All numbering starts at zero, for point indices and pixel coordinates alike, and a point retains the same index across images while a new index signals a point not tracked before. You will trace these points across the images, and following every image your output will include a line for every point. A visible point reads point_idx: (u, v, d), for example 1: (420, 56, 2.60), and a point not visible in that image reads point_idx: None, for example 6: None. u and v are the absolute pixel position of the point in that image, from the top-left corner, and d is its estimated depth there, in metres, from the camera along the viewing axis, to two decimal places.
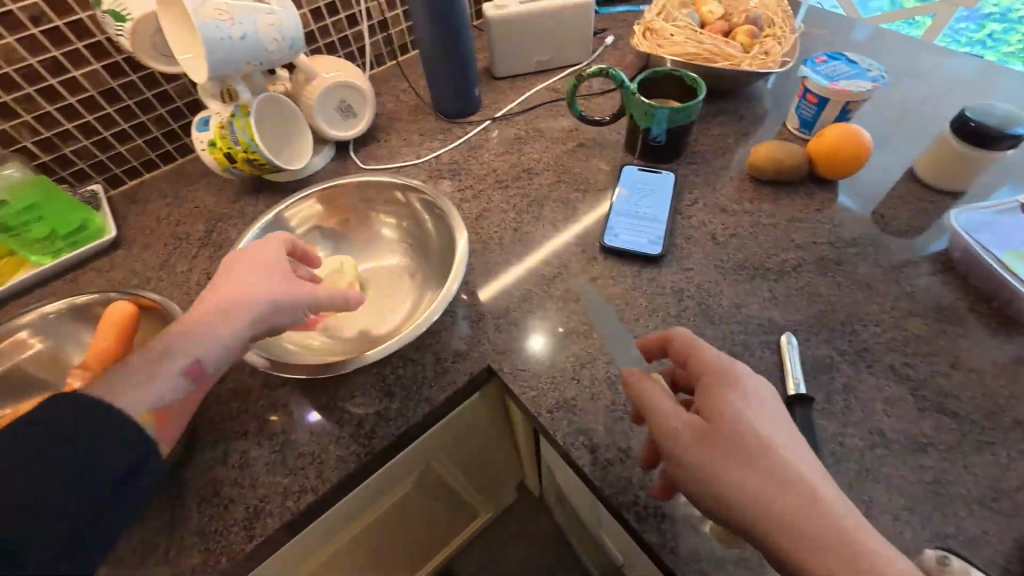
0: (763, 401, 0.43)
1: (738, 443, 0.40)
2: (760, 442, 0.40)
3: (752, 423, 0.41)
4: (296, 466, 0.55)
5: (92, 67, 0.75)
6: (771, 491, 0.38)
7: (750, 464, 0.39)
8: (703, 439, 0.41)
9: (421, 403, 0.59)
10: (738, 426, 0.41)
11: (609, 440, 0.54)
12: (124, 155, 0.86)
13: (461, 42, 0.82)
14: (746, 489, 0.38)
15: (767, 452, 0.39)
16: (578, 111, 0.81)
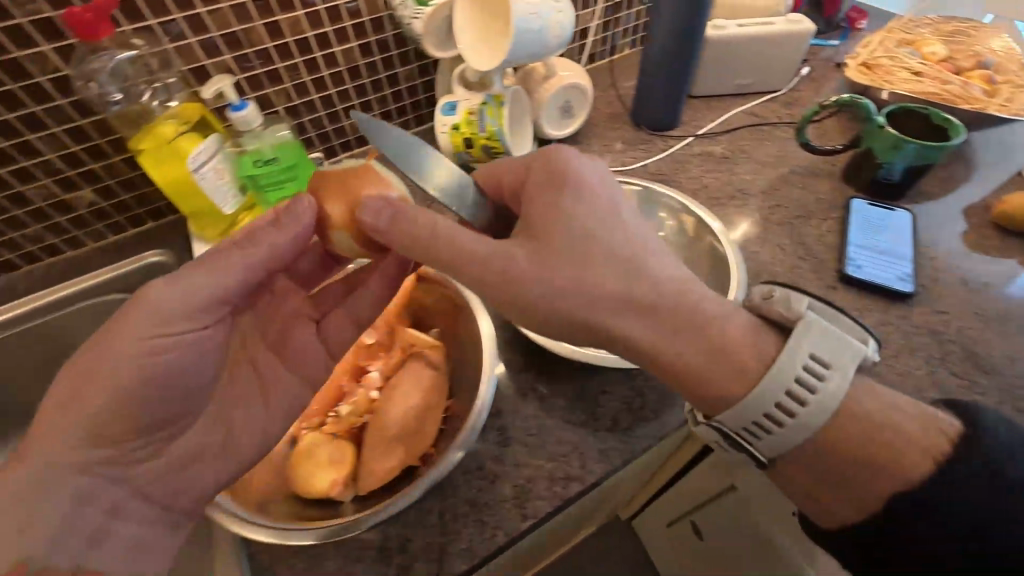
0: (598, 180, 0.53)
1: (549, 222, 0.49)
2: (562, 221, 0.49)
3: (574, 207, 0.50)
4: (557, 452, 0.55)
5: (351, 45, 0.78)
6: (626, 260, 0.49)
7: (550, 241, 0.49)
8: (548, 202, 0.51)
9: (676, 409, 0.58)
10: (565, 209, 0.50)
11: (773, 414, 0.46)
12: (345, 130, 0.88)
13: (692, 58, 0.83)
14: (555, 269, 0.48)
15: (608, 231, 0.49)
16: (806, 138, 0.81)
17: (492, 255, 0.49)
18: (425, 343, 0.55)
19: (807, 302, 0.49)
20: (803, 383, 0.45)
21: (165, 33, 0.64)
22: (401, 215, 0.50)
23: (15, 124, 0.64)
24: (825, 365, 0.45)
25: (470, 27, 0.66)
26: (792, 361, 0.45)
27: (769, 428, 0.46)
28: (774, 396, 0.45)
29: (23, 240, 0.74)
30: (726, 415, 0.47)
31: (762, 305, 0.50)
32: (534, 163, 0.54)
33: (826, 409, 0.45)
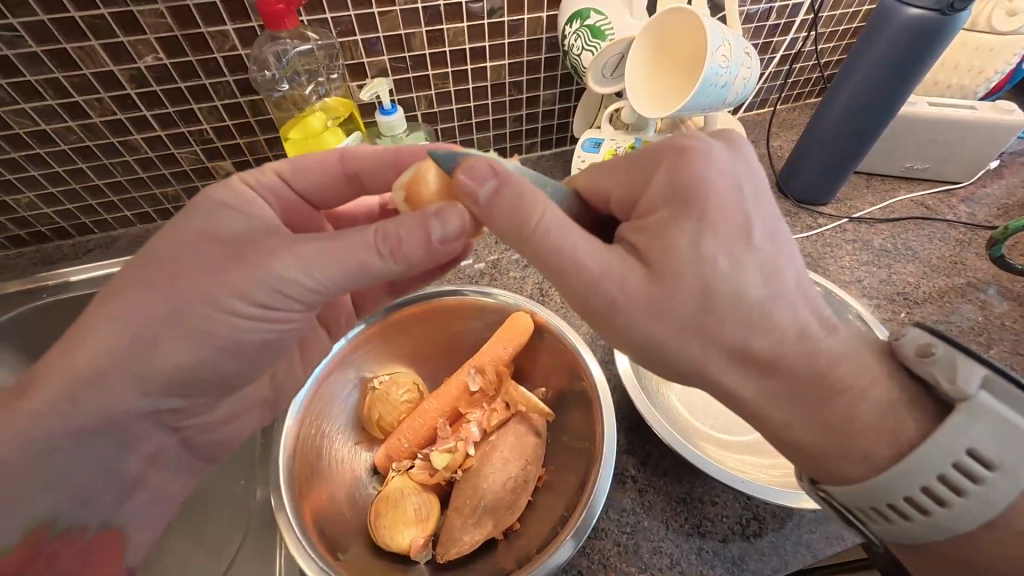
0: (735, 182, 0.34)
1: (661, 237, 0.33)
2: (690, 248, 0.32)
3: (712, 234, 0.32)
4: (653, 563, 0.49)
5: (502, 62, 0.73)
6: (756, 304, 0.32)
7: (669, 270, 0.32)
8: (671, 220, 0.33)
9: (801, 548, 0.49)
10: (700, 236, 0.32)
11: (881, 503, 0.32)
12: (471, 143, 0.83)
13: (874, 136, 0.72)
14: (663, 311, 0.32)
15: (740, 264, 0.32)
16: (998, 252, 0.70)
17: (599, 277, 0.33)
18: (531, 416, 0.52)
19: (981, 375, 0.31)
20: (931, 488, 0.30)
21: (336, 26, 0.64)
22: (510, 189, 0.34)
23: (184, 94, 0.65)
24: (986, 465, 0.30)
25: (643, 65, 0.61)
26: (938, 455, 0.30)
27: (889, 518, 0.32)
28: (909, 487, 0.31)
29: (163, 196, 0.76)
30: (834, 490, 0.34)
31: (912, 364, 0.34)
32: (661, 159, 0.35)
33: (977, 513, 0.30)
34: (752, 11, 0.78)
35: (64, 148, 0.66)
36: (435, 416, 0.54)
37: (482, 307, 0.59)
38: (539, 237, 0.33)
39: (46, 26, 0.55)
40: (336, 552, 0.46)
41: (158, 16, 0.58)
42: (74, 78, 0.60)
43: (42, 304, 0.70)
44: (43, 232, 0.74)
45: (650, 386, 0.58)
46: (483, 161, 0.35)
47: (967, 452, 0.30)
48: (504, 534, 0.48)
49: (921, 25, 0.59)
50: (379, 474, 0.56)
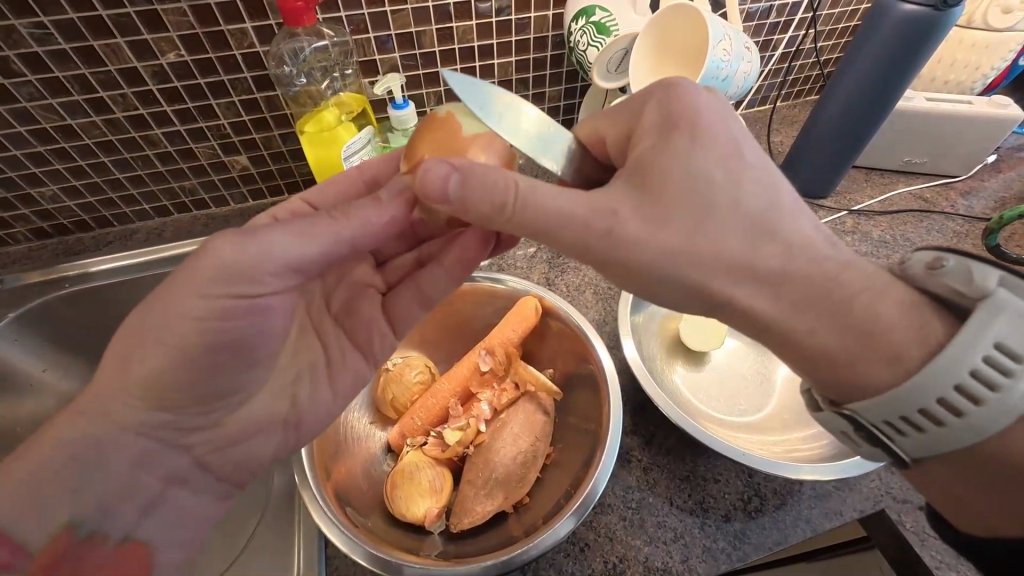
0: (717, 108, 0.37)
1: (656, 162, 0.34)
2: (682, 163, 0.34)
3: (704, 151, 0.34)
4: (658, 536, 0.50)
5: (509, 60, 0.76)
6: (752, 212, 0.34)
7: (659, 191, 0.34)
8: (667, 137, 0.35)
9: (800, 523, 0.51)
10: (692, 153, 0.34)
11: (931, 402, 0.33)
12: None
13: (874, 128, 0.73)
14: (656, 228, 0.34)
15: (735, 178, 0.34)
16: (994, 242, 0.71)
17: (591, 215, 0.34)
18: (539, 397, 0.54)
19: (996, 275, 0.33)
20: (984, 372, 0.32)
21: (349, 24, 0.66)
22: (474, 175, 0.34)
23: (204, 89, 0.68)
24: (1014, 357, 0.31)
25: (646, 60, 0.63)
26: (970, 350, 0.32)
27: (918, 427, 0.34)
28: (955, 375, 0.32)
29: (180, 190, 0.78)
30: (862, 404, 0.35)
31: (925, 279, 0.36)
32: (647, 101, 0.38)
33: (1011, 408, 0.32)
34: (752, 9, 0.81)
35: (87, 142, 0.68)
36: (447, 396, 0.57)
37: (490, 293, 0.62)
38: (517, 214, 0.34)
39: (76, 25, 0.58)
40: (355, 519, 0.48)
41: (180, 15, 0.60)
42: (99, 75, 0.63)
43: (64, 294, 0.72)
44: (64, 224, 0.77)
45: (657, 370, 0.61)
46: (438, 162, 0.34)
47: (997, 344, 0.32)
48: (514, 508, 0.50)
49: (916, 20, 0.61)
50: (393, 452, 0.58)
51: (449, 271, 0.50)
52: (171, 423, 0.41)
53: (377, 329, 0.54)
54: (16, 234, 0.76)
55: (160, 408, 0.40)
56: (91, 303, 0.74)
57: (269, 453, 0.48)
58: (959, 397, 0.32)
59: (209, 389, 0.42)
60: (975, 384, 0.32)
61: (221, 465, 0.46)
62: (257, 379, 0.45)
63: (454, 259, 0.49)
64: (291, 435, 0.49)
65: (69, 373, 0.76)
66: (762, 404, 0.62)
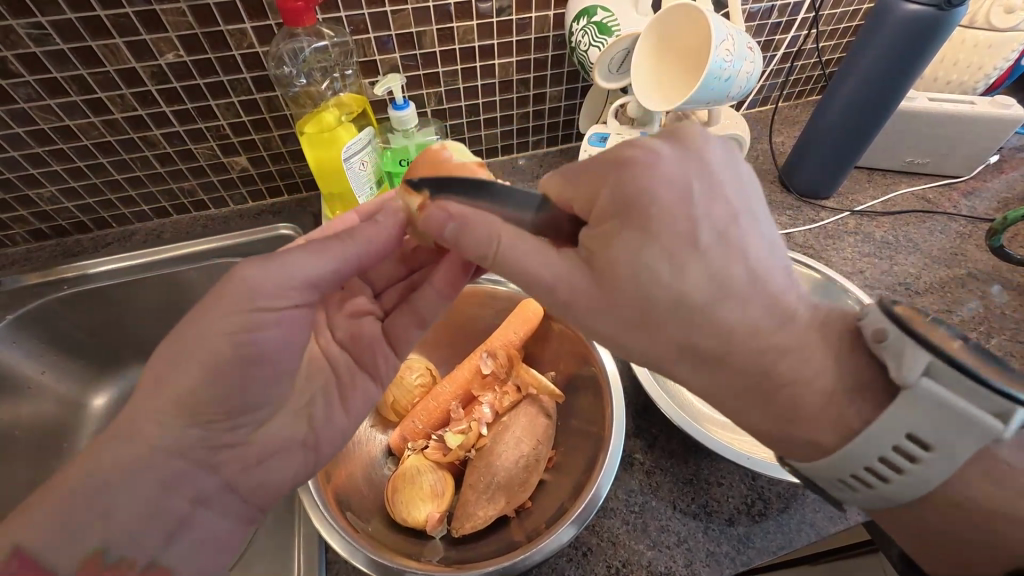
0: (682, 187, 0.33)
1: (605, 255, 0.33)
2: (630, 257, 0.33)
3: (654, 246, 0.32)
4: (661, 541, 0.50)
5: (510, 60, 0.75)
6: (699, 306, 0.33)
7: (606, 286, 0.34)
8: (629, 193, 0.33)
9: (804, 527, 0.51)
10: (641, 249, 0.32)
11: (848, 475, 0.33)
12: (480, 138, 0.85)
13: (875, 130, 0.73)
14: (604, 312, 0.35)
15: (703, 232, 0.33)
16: (998, 243, 0.71)
17: (550, 280, 0.35)
18: (541, 400, 0.53)
19: (927, 359, 0.30)
20: (889, 459, 0.31)
21: (349, 24, 0.66)
22: (468, 228, 0.37)
23: (203, 90, 0.67)
24: (924, 446, 0.30)
25: (648, 60, 0.63)
26: (878, 440, 0.31)
27: (851, 487, 0.34)
28: (865, 457, 0.32)
29: (179, 192, 0.78)
30: (802, 465, 0.35)
31: (872, 349, 0.33)
32: (606, 173, 0.34)
33: (921, 482, 0.31)
34: (754, 9, 0.80)
35: (86, 143, 0.68)
36: (448, 398, 0.56)
37: (493, 296, 0.62)
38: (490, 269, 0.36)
39: (74, 25, 0.57)
40: (356, 524, 0.48)
41: (179, 15, 0.60)
42: (98, 75, 0.62)
43: (63, 296, 0.72)
44: (63, 226, 0.77)
45: (659, 372, 0.61)
46: (440, 209, 0.38)
47: (908, 432, 0.31)
48: (515, 512, 0.50)
49: (919, 21, 0.61)
50: (394, 455, 0.58)
51: (441, 289, 0.51)
52: (204, 441, 0.41)
53: (380, 352, 0.53)
54: (14, 235, 0.75)
55: (181, 417, 0.40)
56: (91, 305, 0.74)
57: (290, 476, 0.47)
58: (876, 472, 0.32)
59: (208, 393, 0.41)
60: (887, 462, 0.32)
61: (248, 487, 0.45)
62: (278, 396, 0.45)
63: (444, 277, 0.50)
64: (311, 456, 0.48)
65: (68, 375, 0.76)
66: None
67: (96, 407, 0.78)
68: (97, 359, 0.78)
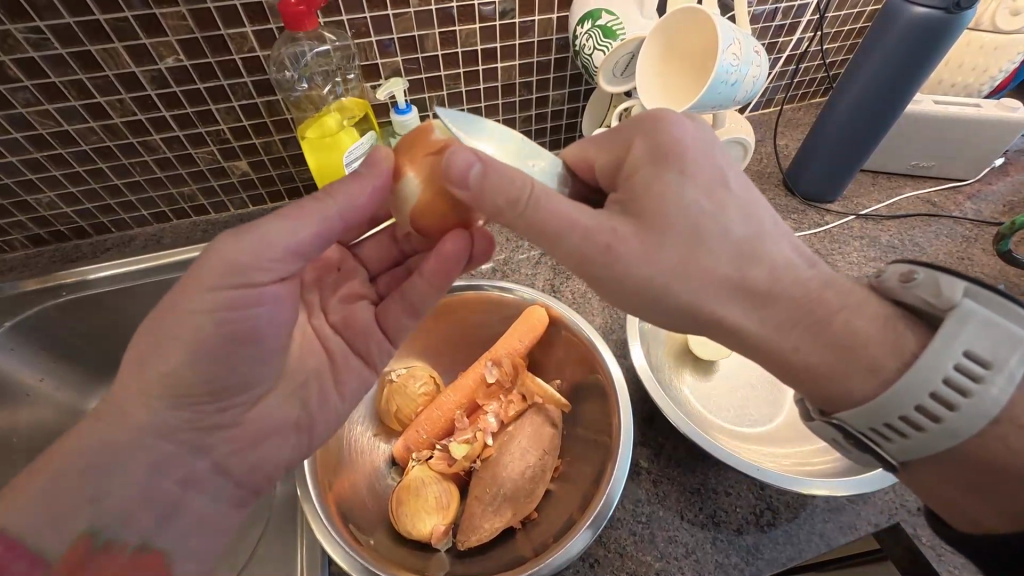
0: (703, 144, 0.37)
1: (651, 192, 0.35)
2: (671, 192, 0.35)
3: (691, 183, 0.36)
4: (668, 552, 0.49)
5: (513, 63, 0.75)
6: (740, 238, 0.35)
7: (659, 222, 0.35)
8: (655, 162, 0.36)
9: (814, 537, 0.50)
10: (681, 185, 0.35)
11: (909, 407, 0.33)
12: None
13: (881, 134, 0.72)
14: (654, 253, 0.35)
15: (720, 206, 0.35)
16: (1006, 248, 0.70)
17: (593, 230, 0.35)
18: (547, 409, 0.53)
19: (961, 286, 0.34)
20: (954, 378, 0.32)
21: (351, 28, 0.65)
22: (494, 173, 0.35)
23: (203, 94, 0.66)
24: (983, 364, 0.32)
25: (653, 63, 0.62)
26: (937, 363, 0.32)
27: (900, 433, 0.34)
28: (929, 382, 0.32)
29: (179, 196, 0.77)
30: (847, 414, 0.35)
31: (898, 291, 0.36)
32: (635, 133, 0.38)
33: (982, 412, 0.32)
34: (758, 12, 0.80)
35: (84, 148, 0.67)
36: (452, 408, 0.56)
37: (496, 301, 0.61)
38: (530, 213, 0.35)
39: (72, 29, 0.57)
40: (360, 538, 0.47)
41: (179, 19, 0.59)
42: (97, 80, 0.62)
43: (62, 302, 0.71)
44: (61, 231, 0.76)
45: (663, 377, 0.60)
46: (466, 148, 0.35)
47: (965, 350, 0.32)
48: (522, 523, 0.49)
49: (927, 24, 0.60)
50: (397, 465, 0.57)
51: (431, 278, 0.49)
52: (189, 422, 0.41)
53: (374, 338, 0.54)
54: (12, 240, 0.75)
55: (168, 400, 0.40)
56: (91, 312, 0.73)
57: (284, 456, 0.47)
58: (936, 402, 0.32)
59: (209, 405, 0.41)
60: (951, 387, 0.32)
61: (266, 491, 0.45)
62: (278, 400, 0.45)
63: (434, 266, 0.48)
64: (305, 438, 0.48)
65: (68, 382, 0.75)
66: (772, 413, 0.61)
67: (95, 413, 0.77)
68: (95, 365, 0.78)
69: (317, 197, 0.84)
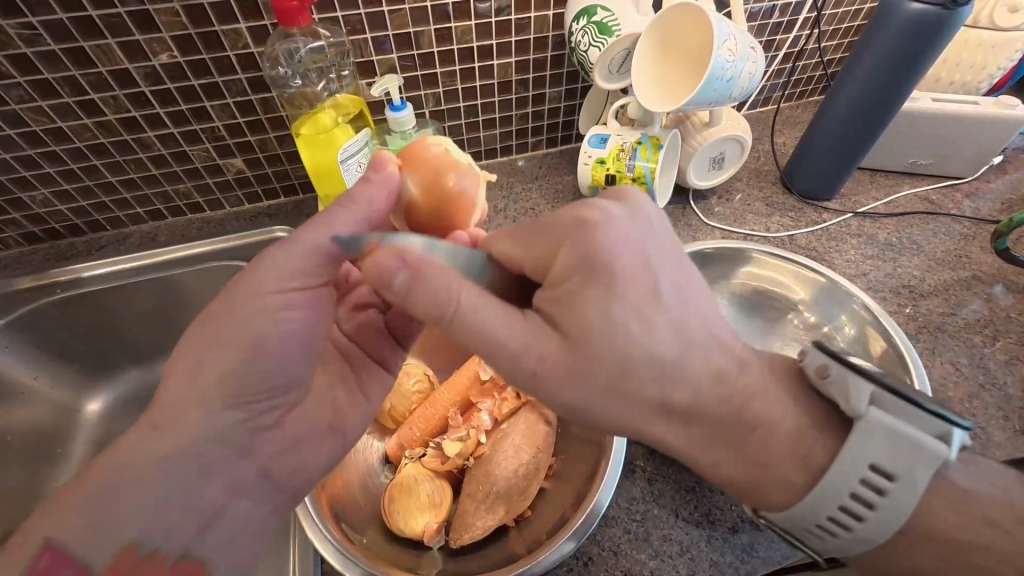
0: (636, 248, 0.35)
1: (573, 312, 0.34)
2: (597, 321, 0.33)
3: (620, 300, 0.34)
4: (663, 551, 0.49)
5: (509, 60, 0.74)
6: (663, 362, 0.34)
7: (609, 265, 0.34)
8: (585, 276, 0.34)
9: None
10: (609, 301, 0.34)
11: (829, 517, 0.34)
12: (480, 139, 0.84)
13: (877, 133, 0.72)
14: (577, 380, 0.34)
15: (650, 327, 0.34)
16: (1004, 245, 0.70)
17: (519, 353, 0.35)
18: (546, 409, 0.53)
19: (869, 390, 0.33)
20: (862, 490, 0.33)
21: (346, 24, 0.65)
22: (424, 279, 0.34)
23: (198, 91, 0.66)
24: (888, 477, 0.32)
25: (649, 60, 0.61)
26: (845, 477, 0.33)
27: (856, 465, 0.34)
28: (829, 506, 0.33)
29: (175, 194, 0.77)
30: (774, 517, 0.36)
31: (817, 385, 0.36)
32: (563, 237, 0.36)
33: (889, 520, 0.33)
34: (755, 9, 0.79)
35: (78, 145, 0.67)
36: (446, 405, 0.56)
37: None
38: (453, 328, 0.35)
39: (65, 25, 0.56)
40: (352, 537, 0.47)
41: (173, 15, 0.59)
42: (90, 76, 0.61)
43: (55, 300, 0.71)
44: (56, 229, 0.75)
45: None
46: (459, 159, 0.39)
47: (869, 466, 0.32)
48: (515, 521, 0.49)
49: (923, 21, 0.60)
50: (392, 463, 0.57)
51: None
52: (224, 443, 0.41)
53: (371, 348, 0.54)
54: (7, 238, 0.74)
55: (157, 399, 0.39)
56: (85, 309, 0.73)
57: None
58: (857, 501, 0.33)
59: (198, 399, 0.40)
60: (859, 509, 0.33)
61: (283, 472, 0.45)
62: None
63: None
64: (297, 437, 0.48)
65: (62, 381, 0.75)
66: None
67: (89, 412, 0.77)
68: (90, 363, 0.77)
69: (313, 195, 0.84)
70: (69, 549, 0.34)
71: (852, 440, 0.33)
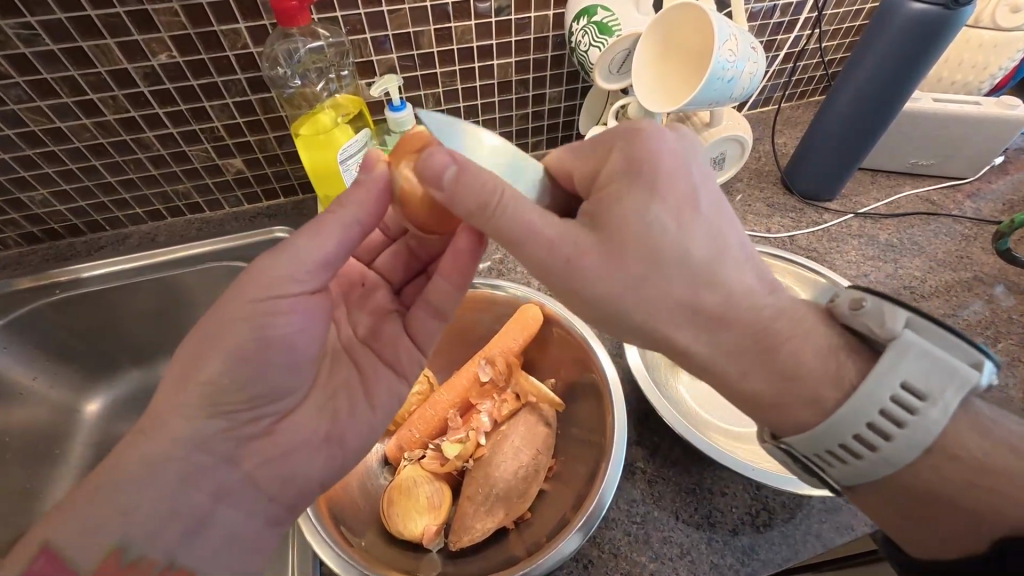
0: (682, 161, 0.36)
1: (617, 206, 0.34)
2: (638, 214, 0.34)
3: (660, 199, 0.34)
4: (663, 553, 0.49)
5: (509, 60, 0.74)
6: (699, 264, 0.34)
7: (654, 167, 0.35)
8: (629, 175, 0.35)
9: (811, 537, 0.49)
10: (649, 203, 0.34)
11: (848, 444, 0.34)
12: None
13: (878, 132, 0.72)
14: (613, 269, 0.34)
15: (688, 228, 0.34)
16: (1005, 246, 0.70)
17: (557, 242, 0.34)
18: (546, 411, 0.53)
19: (903, 316, 0.35)
20: (892, 409, 0.32)
21: (346, 24, 0.65)
22: (468, 175, 0.34)
23: (197, 91, 0.66)
24: (919, 396, 0.32)
25: (650, 60, 0.61)
26: (877, 390, 0.33)
27: (845, 458, 0.34)
28: (858, 422, 0.33)
29: (174, 194, 0.77)
30: (794, 440, 0.36)
31: (847, 318, 0.37)
32: (613, 144, 0.37)
33: (915, 444, 0.32)
34: (756, 9, 0.79)
35: (77, 145, 0.67)
36: (446, 406, 0.56)
37: (490, 300, 0.61)
38: (495, 220, 0.34)
39: (64, 25, 0.56)
40: (351, 539, 0.47)
41: (172, 15, 0.59)
42: (89, 76, 0.61)
43: (54, 300, 0.71)
44: (55, 229, 0.75)
45: (659, 377, 0.59)
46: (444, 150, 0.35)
47: (903, 384, 0.32)
48: (514, 524, 0.49)
49: (925, 20, 0.60)
50: (391, 465, 0.57)
51: (450, 278, 0.48)
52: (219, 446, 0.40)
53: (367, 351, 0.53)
54: (6, 238, 0.74)
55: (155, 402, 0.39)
56: (84, 310, 0.73)
57: None
58: (873, 432, 0.33)
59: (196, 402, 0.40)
60: (889, 428, 0.32)
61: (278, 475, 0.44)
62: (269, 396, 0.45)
63: (452, 263, 0.47)
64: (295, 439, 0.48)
65: (60, 382, 0.75)
66: None
67: (88, 413, 0.77)
68: (90, 363, 0.77)
69: (313, 196, 0.84)
70: (66, 552, 0.34)
71: (882, 367, 0.33)
